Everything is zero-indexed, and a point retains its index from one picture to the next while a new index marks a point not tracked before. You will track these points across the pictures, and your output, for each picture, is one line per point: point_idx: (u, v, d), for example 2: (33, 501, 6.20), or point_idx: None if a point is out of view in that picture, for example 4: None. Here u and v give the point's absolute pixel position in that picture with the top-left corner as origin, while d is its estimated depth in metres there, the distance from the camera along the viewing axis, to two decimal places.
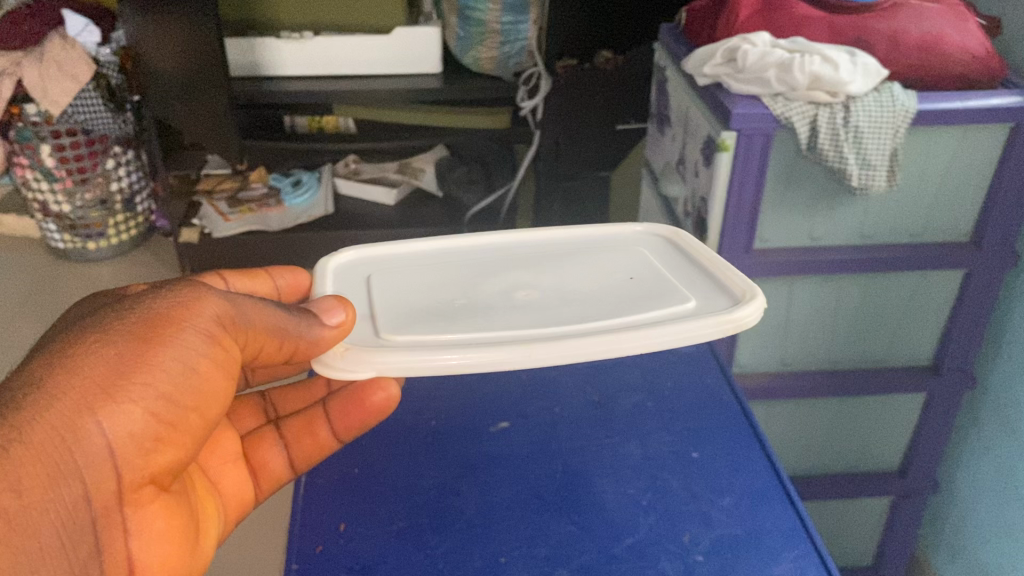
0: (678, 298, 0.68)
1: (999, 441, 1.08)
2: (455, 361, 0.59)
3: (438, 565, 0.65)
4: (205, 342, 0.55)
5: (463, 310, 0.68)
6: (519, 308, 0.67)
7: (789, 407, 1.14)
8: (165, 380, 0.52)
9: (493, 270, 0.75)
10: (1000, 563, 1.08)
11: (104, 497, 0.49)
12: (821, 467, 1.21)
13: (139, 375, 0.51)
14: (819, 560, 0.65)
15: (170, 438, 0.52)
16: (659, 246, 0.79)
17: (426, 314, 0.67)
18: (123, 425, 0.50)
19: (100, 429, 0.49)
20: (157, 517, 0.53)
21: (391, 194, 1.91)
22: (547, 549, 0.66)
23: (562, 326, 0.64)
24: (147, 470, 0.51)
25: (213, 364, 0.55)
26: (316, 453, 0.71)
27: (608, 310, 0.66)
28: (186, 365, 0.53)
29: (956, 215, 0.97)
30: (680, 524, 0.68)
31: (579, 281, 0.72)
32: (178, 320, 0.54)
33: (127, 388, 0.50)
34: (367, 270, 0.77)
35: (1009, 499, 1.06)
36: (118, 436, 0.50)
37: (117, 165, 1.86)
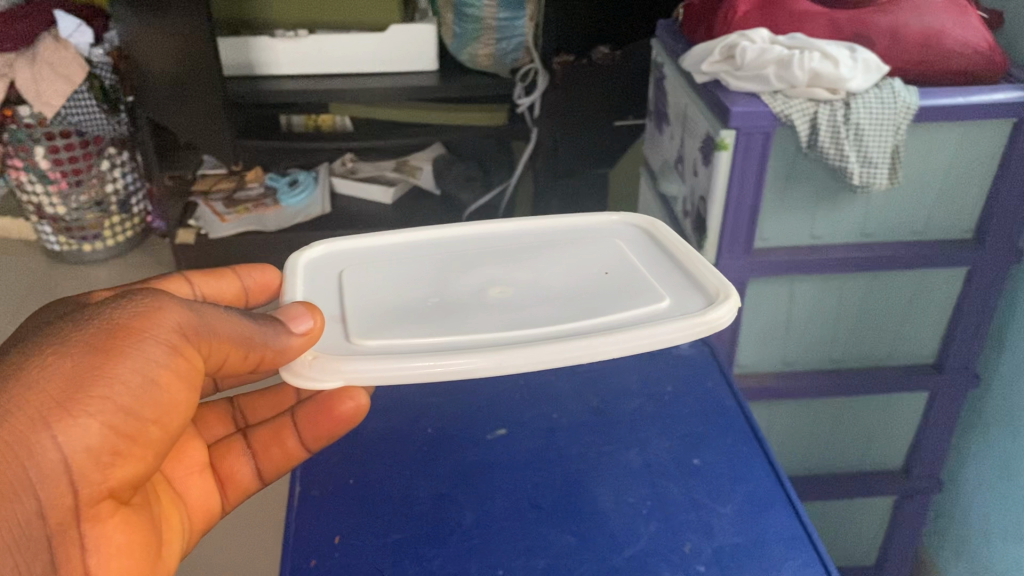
0: (652, 297, 0.67)
1: (1003, 440, 1.07)
2: (432, 369, 0.58)
3: None
4: (165, 354, 0.53)
5: (436, 310, 0.66)
6: (492, 307, 0.66)
7: (790, 408, 1.13)
8: (123, 393, 0.51)
9: (466, 264, 0.74)
10: (1005, 562, 1.07)
11: (59, 514, 0.49)
12: (824, 468, 1.20)
13: (96, 389, 0.50)
14: (823, 568, 0.64)
15: (129, 452, 0.52)
16: (637, 243, 0.77)
17: (399, 315, 0.66)
18: (79, 439, 0.49)
19: (54, 444, 0.48)
20: (116, 532, 0.52)
21: (389, 193, 1.90)
22: (546, 561, 0.65)
23: (536, 328, 0.62)
24: (106, 484, 0.51)
25: (174, 375, 0.54)
26: (285, 464, 0.71)
27: (592, 313, 0.64)
28: (145, 377, 0.52)
29: (958, 212, 0.96)
30: (681, 533, 0.67)
31: (556, 277, 0.71)
32: (138, 331, 0.53)
33: (83, 402, 0.49)
34: (338, 265, 0.75)
35: (1013, 499, 1.05)
36: (73, 451, 0.49)
37: (112, 166, 1.85)
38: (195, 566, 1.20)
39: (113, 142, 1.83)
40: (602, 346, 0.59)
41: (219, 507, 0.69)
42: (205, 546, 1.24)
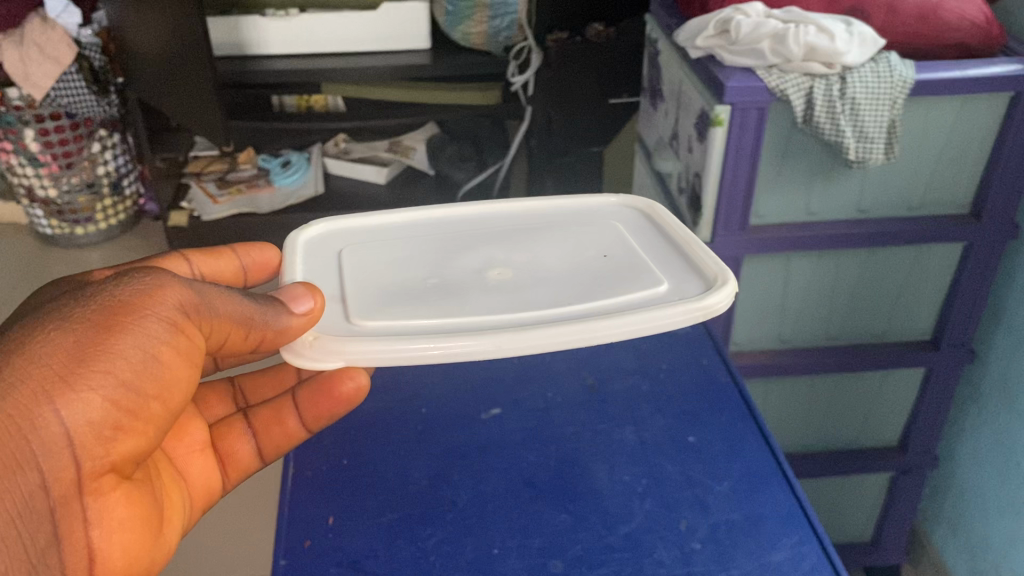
0: (649, 280, 0.66)
1: (1000, 415, 1.07)
2: (433, 353, 0.57)
3: (429, 559, 0.63)
4: (166, 330, 0.52)
5: (434, 290, 0.66)
6: (491, 289, 0.65)
7: (786, 385, 1.13)
8: (125, 367, 0.50)
9: (466, 244, 0.73)
10: (1001, 538, 1.07)
11: (61, 487, 0.48)
12: (820, 445, 1.20)
13: (98, 363, 0.49)
14: (820, 547, 0.63)
15: (131, 426, 0.51)
16: (637, 223, 0.76)
17: (399, 295, 0.65)
18: (81, 413, 0.48)
19: (56, 416, 0.48)
20: (117, 505, 0.52)
21: (382, 173, 1.89)
22: (541, 539, 0.64)
23: (535, 311, 0.62)
24: (108, 459, 0.50)
25: (175, 351, 0.53)
26: (283, 443, 0.70)
27: (594, 298, 0.63)
28: (147, 353, 0.52)
29: (955, 187, 0.95)
30: (676, 510, 0.66)
31: (555, 260, 0.70)
32: (140, 308, 0.52)
33: (85, 376, 0.49)
34: (337, 244, 0.75)
35: (1010, 475, 1.05)
36: (75, 424, 0.48)
37: (103, 148, 1.83)
38: (193, 546, 1.21)
39: (103, 124, 1.81)
40: (603, 330, 0.58)
41: (218, 485, 0.67)
42: (201, 528, 1.24)
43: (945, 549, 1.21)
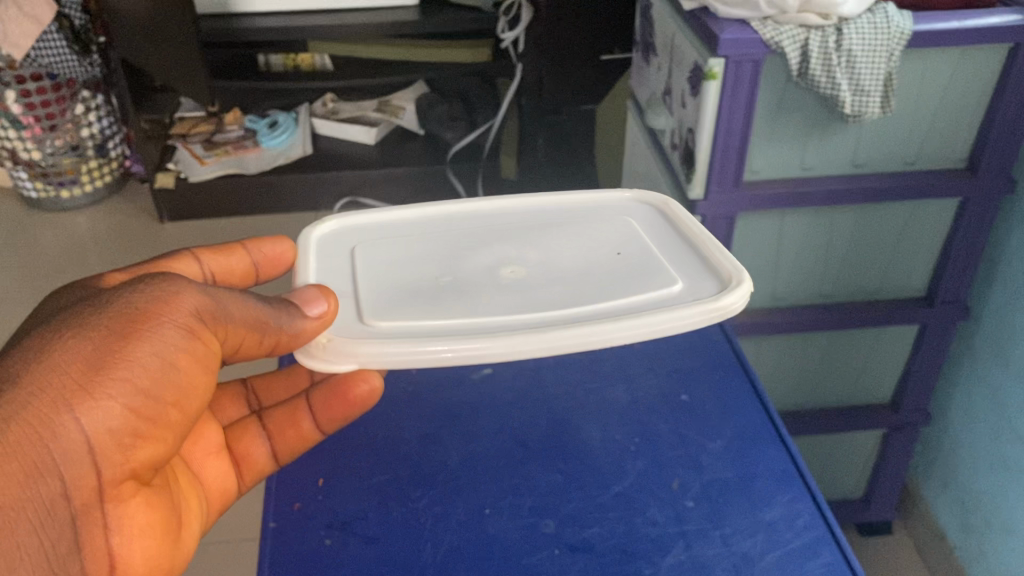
0: (663, 280, 0.64)
1: (993, 372, 1.06)
2: (443, 355, 0.56)
3: (420, 519, 0.62)
4: (183, 337, 0.51)
5: (447, 289, 0.64)
6: (505, 288, 0.64)
7: (779, 343, 1.12)
8: (144, 374, 0.49)
9: (479, 240, 0.71)
10: (993, 493, 1.08)
11: (81, 495, 0.47)
12: (812, 402, 1.20)
13: (118, 370, 0.48)
14: (813, 501, 0.63)
15: (150, 434, 0.50)
16: (648, 217, 0.74)
17: (410, 294, 0.64)
18: (102, 421, 0.47)
19: (77, 424, 0.46)
20: (138, 512, 0.51)
21: (370, 133, 1.87)
22: (533, 499, 0.64)
23: (549, 310, 0.60)
24: (127, 466, 0.49)
25: (192, 359, 0.52)
26: (298, 448, 0.65)
27: (610, 300, 0.62)
28: (166, 361, 0.50)
29: (951, 141, 0.94)
30: (669, 469, 0.66)
31: (567, 258, 0.68)
32: (157, 315, 0.50)
33: (105, 384, 0.47)
34: (350, 240, 0.73)
35: (1002, 431, 1.05)
36: (96, 432, 0.47)
37: (87, 109, 1.81)
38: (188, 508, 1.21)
39: (86, 84, 1.80)
40: (618, 332, 0.57)
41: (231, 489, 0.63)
42: None
43: (936, 505, 1.22)
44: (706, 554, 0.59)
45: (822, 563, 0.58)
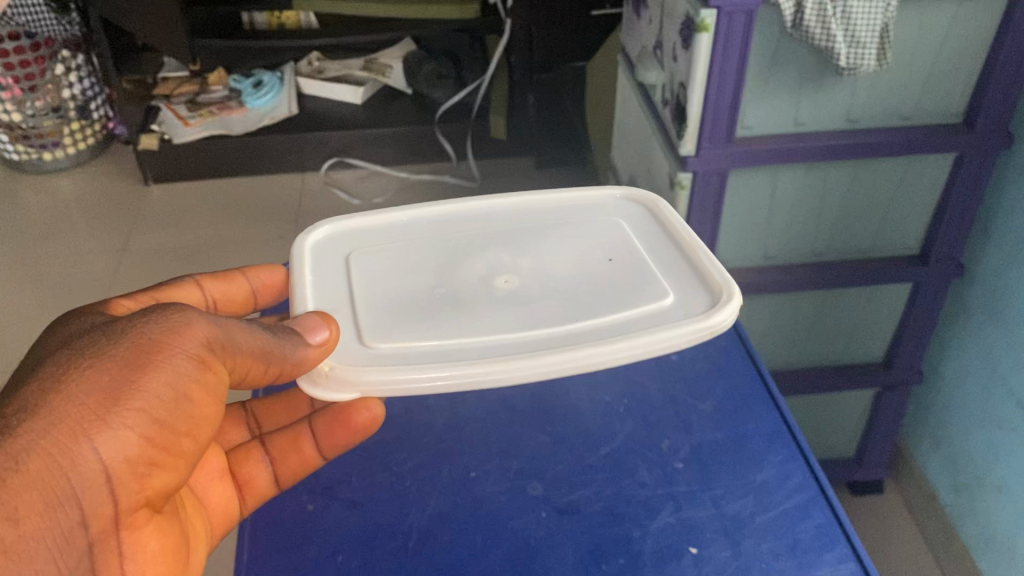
0: (654, 295, 0.62)
1: (987, 329, 1.05)
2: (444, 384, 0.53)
3: (405, 483, 0.61)
4: (195, 366, 0.49)
5: (445, 303, 0.61)
6: (503, 303, 0.61)
7: (772, 304, 1.11)
8: (160, 403, 0.47)
9: (478, 245, 0.68)
10: (984, 451, 1.07)
11: (97, 525, 0.45)
12: (805, 362, 1.19)
13: (133, 398, 0.46)
14: (804, 461, 0.62)
15: (165, 463, 0.48)
16: (638, 218, 0.71)
17: (408, 308, 0.61)
18: (117, 450, 0.45)
19: (94, 452, 0.44)
20: (154, 542, 0.48)
21: (357, 92, 1.84)
22: (520, 462, 0.63)
23: (547, 330, 0.58)
24: (142, 495, 0.47)
25: (205, 388, 0.49)
26: (300, 473, 0.60)
27: (608, 317, 0.59)
28: (180, 389, 0.48)
29: (948, 94, 0.92)
30: (659, 430, 0.65)
31: (560, 266, 0.65)
32: (169, 343, 0.48)
33: (121, 412, 0.45)
34: (348, 239, 0.70)
35: (994, 389, 1.04)
36: (112, 461, 0.45)
37: (67, 70, 1.78)
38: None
39: (66, 44, 1.78)
40: (611, 352, 0.55)
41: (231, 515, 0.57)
42: None
43: (927, 463, 1.22)
44: (696, 515, 0.58)
45: (814, 523, 0.57)
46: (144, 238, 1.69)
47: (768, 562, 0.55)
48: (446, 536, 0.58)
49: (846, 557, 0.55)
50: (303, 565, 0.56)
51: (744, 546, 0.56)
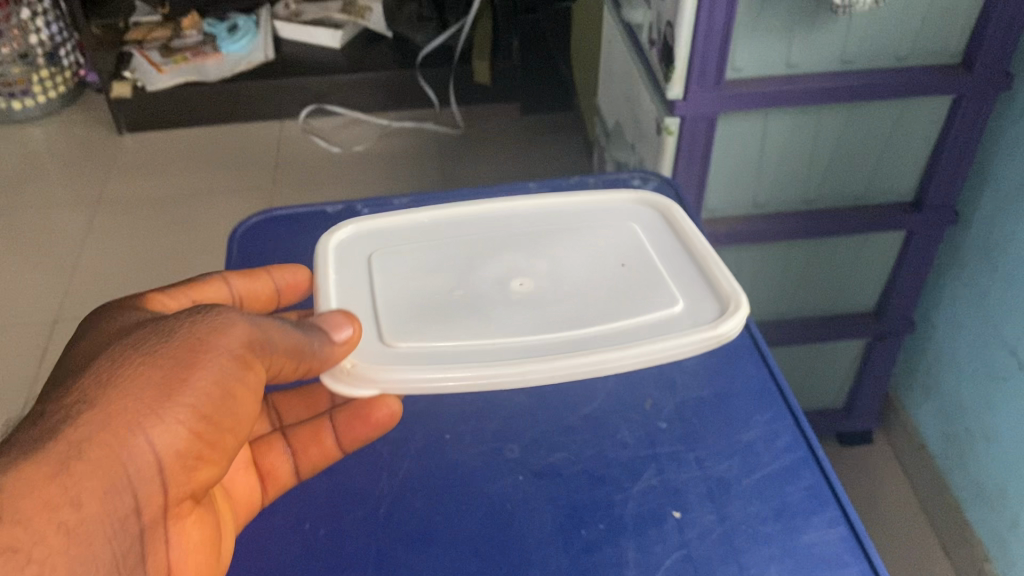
0: (664, 298, 0.59)
1: (982, 278, 1.02)
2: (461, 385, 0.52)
3: (375, 447, 0.58)
4: (242, 362, 0.47)
5: (465, 304, 0.59)
6: (518, 305, 0.59)
7: (761, 253, 1.08)
8: (209, 399, 0.46)
9: (501, 245, 0.66)
10: (976, 402, 1.05)
11: (149, 515, 0.44)
12: (795, 312, 1.16)
13: (185, 393, 0.45)
14: (794, 420, 0.59)
15: (212, 458, 0.46)
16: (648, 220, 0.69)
17: (429, 309, 0.59)
18: (168, 443, 0.44)
19: (149, 444, 0.43)
20: (198, 535, 0.48)
21: (336, 36, 1.80)
22: (497, 424, 0.60)
23: (556, 333, 0.56)
24: (188, 483, 0.46)
25: (250, 387, 0.48)
26: (324, 459, 0.56)
27: (614, 327, 0.57)
28: (229, 386, 0.47)
29: (947, 32, 0.87)
30: (641, 389, 0.62)
31: (571, 268, 0.63)
32: (217, 338, 0.47)
33: (174, 406, 0.44)
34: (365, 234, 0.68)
35: (988, 339, 1.02)
36: (164, 453, 0.44)
37: (34, 14, 1.71)
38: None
39: None
40: (614, 361, 0.53)
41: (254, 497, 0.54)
42: None
43: (917, 412, 1.20)
44: (678, 479, 0.56)
45: (802, 486, 0.55)
46: (118, 190, 1.64)
47: (755, 527, 0.53)
48: (418, 503, 0.55)
49: (836, 520, 0.53)
50: (268, 535, 0.54)
51: (730, 511, 0.54)
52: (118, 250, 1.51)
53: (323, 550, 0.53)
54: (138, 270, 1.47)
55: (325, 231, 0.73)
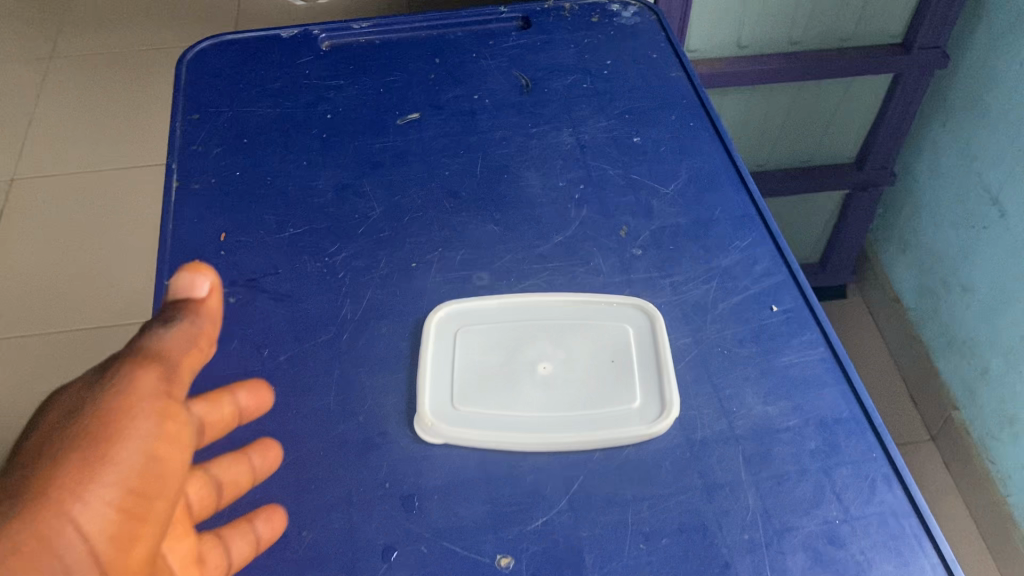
0: (618, 323, 0.53)
1: (964, 124, 0.98)
2: (521, 432, 0.47)
3: (338, 274, 0.56)
4: (160, 413, 0.32)
5: (506, 337, 0.52)
6: (536, 340, 0.52)
7: (743, 97, 1.05)
8: (136, 467, 0.31)
9: (543, 228, 0.58)
10: (954, 253, 1.03)
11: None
12: (778, 160, 1.16)
13: (102, 468, 0.30)
14: (774, 244, 0.57)
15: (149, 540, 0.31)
16: (600, 160, 0.63)
17: (479, 342, 0.52)
18: (95, 534, 0.29)
19: (76, 536, 0.28)
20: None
21: None
22: (464, 253, 0.57)
23: (563, 381, 0.50)
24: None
25: (173, 440, 0.33)
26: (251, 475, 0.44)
27: (606, 424, 0.48)
28: (153, 447, 0.32)
29: None
30: (616, 215, 0.59)
31: (522, 277, 0.56)
32: (119, 395, 0.31)
33: (90, 483, 0.29)
34: (403, 195, 0.61)
35: (966, 188, 0.99)
36: (93, 548, 0.29)
37: None
38: (117, 287, 1.16)
39: None
40: (635, 425, 0.47)
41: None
42: (123, 264, 1.18)
43: (895, 265, 1.19)
44: (653, 302, 0.54)
45: (781, 309, 0.53)
46: (70, 42, 1.55)
47: (732, 349, 0.51)
48: (383, 329, 0.53)
49: (815, 342, 0.51)
50: (222, 359, 0.51)
51: (706, 334, 0.52)
52: (70, 100, 1.43)
53: (283, 374, 0.50)
54: (90, 121, 1.39)
55: (304, 74, 0.70)
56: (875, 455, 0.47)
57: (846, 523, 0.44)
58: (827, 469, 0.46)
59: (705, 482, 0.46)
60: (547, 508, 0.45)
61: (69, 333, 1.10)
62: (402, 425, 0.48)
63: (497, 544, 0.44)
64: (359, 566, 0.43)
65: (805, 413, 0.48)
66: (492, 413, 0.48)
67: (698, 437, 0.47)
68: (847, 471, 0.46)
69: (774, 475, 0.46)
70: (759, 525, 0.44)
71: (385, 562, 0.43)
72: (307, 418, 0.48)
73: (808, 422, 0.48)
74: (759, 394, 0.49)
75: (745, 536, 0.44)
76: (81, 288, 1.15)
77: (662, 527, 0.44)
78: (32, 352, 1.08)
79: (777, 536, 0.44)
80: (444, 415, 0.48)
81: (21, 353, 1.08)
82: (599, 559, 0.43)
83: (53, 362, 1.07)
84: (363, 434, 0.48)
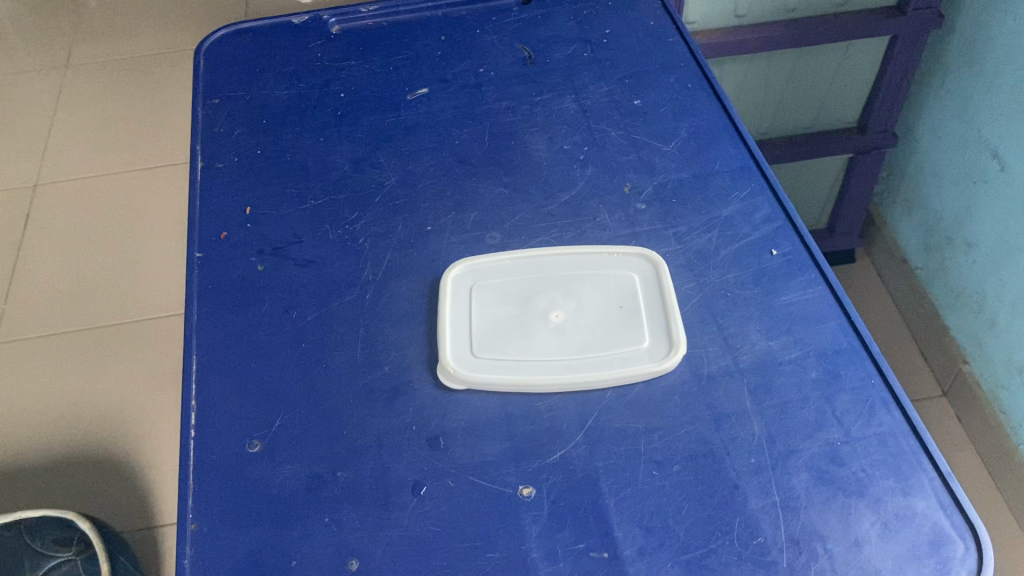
0: (625, 273, 0.55)
1: (963, 81, 1.00)
2: (538, 373, 0.50)
3: (358, 239, 0.59)
4: None
5: (523, 290, 0.55)
6: (551, 292, 0.55)
7: (741, 67, 1.08)
8: None
9: (551, 190, 0.61)
10: (957, 209, 1.05)
11: None
12: (778, 128, 1.19)
13: None
14: (772, 194, 0.59)
15: None
16: (602, 121, 0.66)
17: (497, 296, 0.55)
18: None
19: None
20: None
21: None
22: (477, 214, 0.60)
23: (576, 329, 0.53)
24: None
25: None
26: None
27: (614, 362, 0.50)
28: None
29: None
30: (620, 173, 0.62)
31: (534, 236, 0.58)
32: None
33: None
34: (416, 164, 0.64)
35: (966, 143, 1.01)
36: None
37: None
38: (123, 289, 1.18)
39: None
40: (641, 362, 0.50)
41: None
42: (148, 260, 1.22)
43: (901, 225, 1.21)
44: (658, 251, 0.57)
45: (781, 252, 0.56)
46: (84, 49, 1.59)
47: (734, 291, 0.54)
48: (402, 287, 0.56)
49: (814, 281, 0.54)
50: (255, 320, 0.54)
51: (709, 278, 0.55)
52: (86, 106, 1.46)
53: (313, 334, 0.53)
54: (107, 124, 1.43)
55: (314, 58, 0.73)
56: (874, 382, 0.49)
57: (848, 444, 0.47)
58: (828, 395, 0.49)
59: (713, 413, 0.48)
60: (565, 442, 0.48)
61: (96, 330, 1.14)
62: (426, 373, 0.51)
63: (520, 475, 0.47)
64: (392, 500, 0.46)
65: (805, 346, 0.51)
66: (509, 358, 0.51)
67: (705, 372, 0.50)
68: (847, 397, 0.48)
69: (777, 403, 0.48)
70: (764, 450, 0.47)
71: (415, 496, 0.46)
72: (336, 372, 0.52)
73: (808, 354, 0.50)
74: (762, 331, 0.52)
75: (751, 460, 0.46)
76: (101, 286, 1.19)
77: (673, 455, 0.47)
78: (61, 350, 1.12)
79: (781, 459, 0.46)
80: (466, 361, 0.51)
81: (51, 352, 1.11)
82: (615, 485, 0.46)
83: (83, 360, 1.10)
84: (391, 382, 0.51)
